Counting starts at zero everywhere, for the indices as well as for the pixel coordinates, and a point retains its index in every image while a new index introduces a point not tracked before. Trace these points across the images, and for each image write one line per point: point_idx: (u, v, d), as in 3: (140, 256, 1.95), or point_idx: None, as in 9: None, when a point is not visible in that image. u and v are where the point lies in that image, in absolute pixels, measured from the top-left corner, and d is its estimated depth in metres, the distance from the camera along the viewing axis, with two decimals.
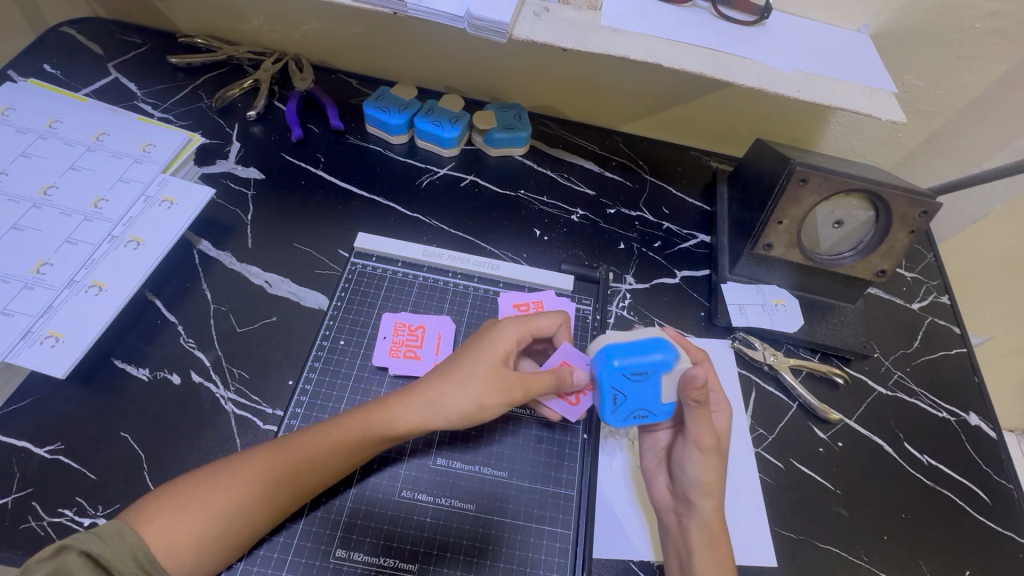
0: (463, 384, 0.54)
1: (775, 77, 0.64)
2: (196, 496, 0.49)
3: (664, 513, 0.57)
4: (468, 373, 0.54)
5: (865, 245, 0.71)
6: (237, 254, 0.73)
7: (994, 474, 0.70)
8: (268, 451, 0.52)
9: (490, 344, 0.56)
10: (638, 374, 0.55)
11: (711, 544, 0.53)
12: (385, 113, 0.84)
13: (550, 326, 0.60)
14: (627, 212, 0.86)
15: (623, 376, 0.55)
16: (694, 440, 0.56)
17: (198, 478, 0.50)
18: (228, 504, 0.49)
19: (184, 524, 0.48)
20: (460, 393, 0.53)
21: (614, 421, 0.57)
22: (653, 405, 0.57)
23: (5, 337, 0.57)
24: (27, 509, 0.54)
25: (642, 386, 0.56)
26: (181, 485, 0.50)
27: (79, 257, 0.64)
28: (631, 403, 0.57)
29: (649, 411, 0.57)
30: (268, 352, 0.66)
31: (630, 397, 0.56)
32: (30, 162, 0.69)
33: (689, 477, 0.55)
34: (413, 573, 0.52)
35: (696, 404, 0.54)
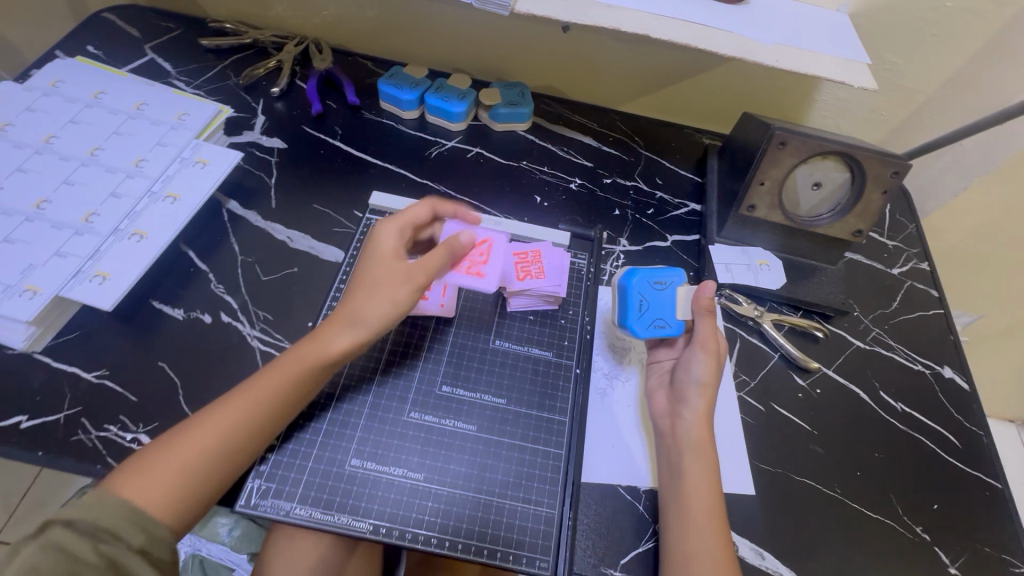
0: (377, 289, 0.59)
1: (756, 48, 0.69)
2: (170, 452, 0.51)
3: (659, 421, 0.64)
4: (374, 278, 0.60)
5: (843, 206, 0.76)
6: (262, 213, 0.80)
7: (965, 422, 0.74)
8: (224, 400, 0.55)
9: (383, 249, 0.63)
10: (659, 283, 0.67)
11: (701, 444, 0.59)
12: (398, 89, 0.91)
13: (422, 216, 0.67)
14: (622, 182, 0.92)
15: (647, 284, 0.67)
16: (701, 343, 0.63)
17: (171, 436, 0.53)
18: (205, 453, 0.52)
19: (164, 479, 0.50)
20: (378, 297, 0.59)
21: (638, 326, 0.66)
22: (670, 316, 0.66)
23: (59, 274, 0.64)
24: (77, 424, 0.60)
25: (662, 295, 0.67)
26: (151, 450, 0.52)
27: (123, 208, 0.71)
28: (654, 310, 0.66)
29: (668, 322, 0.66)
30: (290, 297, 0.72)
31: (653, 304, 0.66)
32: (79, 127, 0.77)
33: (693, 376, 0.62)
34: (420, 481, 0.56)
35: (707, 311, 0.64)
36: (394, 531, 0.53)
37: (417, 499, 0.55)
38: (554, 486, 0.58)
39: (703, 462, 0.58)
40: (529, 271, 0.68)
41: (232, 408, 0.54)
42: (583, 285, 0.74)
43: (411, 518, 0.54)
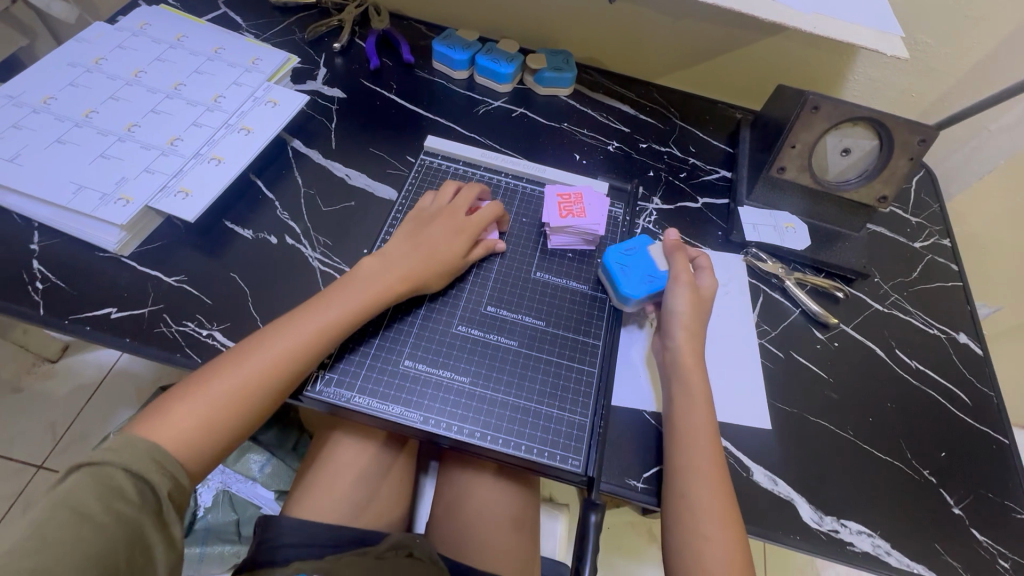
0: (411, 253, 0.67)
1: (796, 16, 0.74)
2: (207, 400, 0.55)
3: (655, 353, 0.69)
4: (410, 247, 0.68)
5: (870, 172, 0.80)
6: (324, 152, 0.86)
7: (977, 383, 0.77)
8: (265, 338, 0.59)
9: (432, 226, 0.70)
10: (628, 250, 0.72)
11: (684, 366, 0.64)
12: (451, 50, 0.97)
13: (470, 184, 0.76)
14: (657, 147, 0.97)
15: (620, 253, 0.72)
16: (675, 278, 0.68)
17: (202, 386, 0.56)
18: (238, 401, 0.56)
19: (193, 429, 0.53)
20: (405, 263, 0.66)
21: (630, 289, 0.68)
22: (654, 270, 0.70)
23: (148, 187, 0.71)
24: (160, 318, 0.67)
25: (638, 257, 0.72)
26: (179, 400, 0.55)
27: (203, 136, 0.78)
28: (638, 271, 0.70)
29: (656, 275, 0.70)
30: (348, 227, 0.78)
31: (634, 268, 0.70)
32: (164, 64, 0.84)
33: (670, 308, 0.67)
34: (466, 382, 0.63)
35: (675, 251, 0.71)
36: (442, 423, 0.60)
37: (463, 398, 0.62)
38: (586, 398, 0.64)
39: (687, 382, 0.63)
40: (572, 211, 0.75)
41: (276, 357, 0.58)
42: (620, 230, 0.81)
43: (457, 413, 0.60)
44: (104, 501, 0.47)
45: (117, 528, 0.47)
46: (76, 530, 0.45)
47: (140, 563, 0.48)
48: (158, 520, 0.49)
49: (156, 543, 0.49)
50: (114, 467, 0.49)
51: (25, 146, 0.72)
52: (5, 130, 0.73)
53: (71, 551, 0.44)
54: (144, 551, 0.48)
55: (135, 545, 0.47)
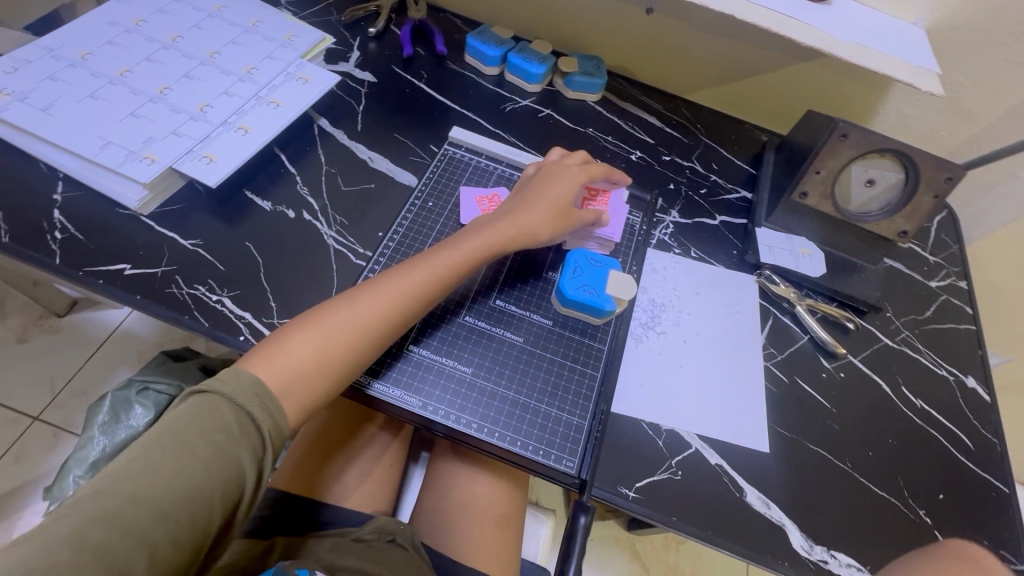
0: (547, 221, 0.69)
1: (832, 43, 0.74)
2: (300, 350, 0.56)
3: None
4: (539, 206, 0.69)
5: (892, 206, 0.79)
6: (349, 133, 0.87)
7: (981, 428, 0.76)
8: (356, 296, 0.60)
9: (554, 187, 0.71)
10: (597, 261, 0.70)
11: None
12: (485, 45, 0.97)
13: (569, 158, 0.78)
14: (680, 161, 0.96)
15: (586, 258, 0.69)
16: None
17: (296, 336, 0.57)
18: (331, 355, 0.57)
19: (291, 373, 0.55)
20: (543, 227, 0.69)
21: (563, 287, 0.67)
22: (600, 287, 0.67)
23: (173, 150, 0.72)
24: (172, 280, 0.68)
25: (599, 270, 0.69)
26: (269, 350, 0.56)
27: (232, 105, 0.78)
28: (586, 279, 0.68)
29: (596, 292, 0.67)
30: (365, 209, 0.79)
31: (586, 275, 0.68)
32: (202, 32, 0.85)
33: None
34: (468, 374, 0.63)
35: None
36: (440, 411, 0.60)
37: (465, 388, 0.62)
38: (587, 401, 0.64)
39: None
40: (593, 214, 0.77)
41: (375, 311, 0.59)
42: (635, 239, 0.81)
43: (456, 402, 0.60)
44: (209, 432, 0.49)
45: (217, 460, 0.48)
46: (175, 458, 0.47)
47: (235, 494, 0.49)
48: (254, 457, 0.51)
49: (252, 480, 0.50)
50: (220, 398, 0.51)
51: (57, 98, 0.73)
52: (40, 80, 0.74)
53: (174, 477, 0.46)
54: (237, 484, 0.49)
55: (228, 478, 0.48)
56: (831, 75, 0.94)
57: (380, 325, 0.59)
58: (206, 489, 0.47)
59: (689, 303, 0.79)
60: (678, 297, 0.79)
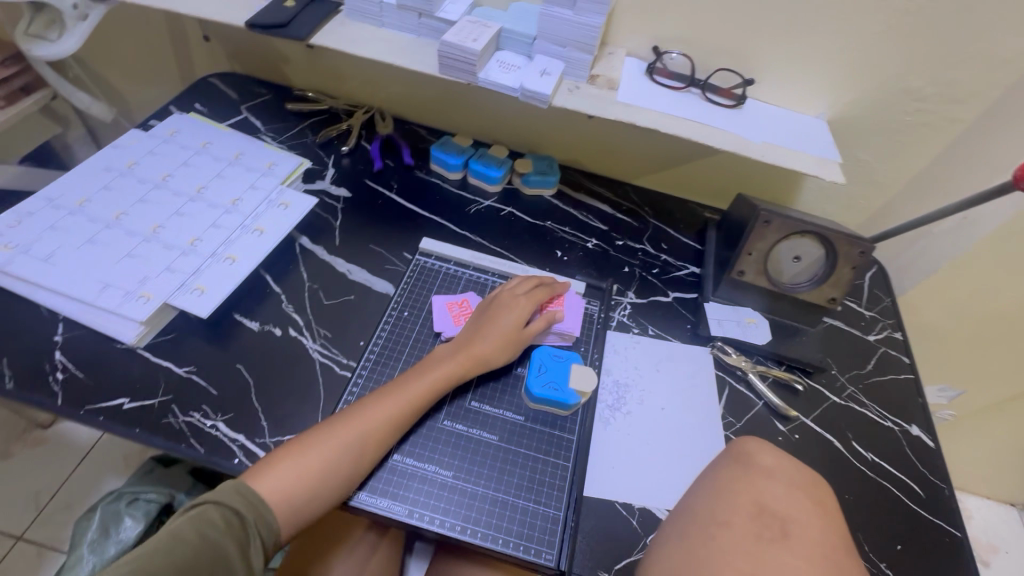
0: (503, 343, 0.77)
1: (745, 145, 0.86)
2: (286, 472, 0.62)
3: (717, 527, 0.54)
4: (497, 329, 0.78)
5: (819, 276, 0.89)
6: (328, 248, 0.95)
7: (929, 474, 0.83)
8: (341, 420, 0.66)
9: (515, 311, 0.80)
10: (558, 357, 0.78)
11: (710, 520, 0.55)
12: (448, 155, 1.08)
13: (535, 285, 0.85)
14: (632, 244, 1.06)
15: (547, 355, 0.78)
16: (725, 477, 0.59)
17: (280, 458, 0.63)
18: (315, 474, 0.62)
19: (289, 499, 0.61)
20: (500, 346, 0.77)
21: (530, 385, 0.75)
22: (561, 383, 0.75)
23: (167, 285, 0.79)
24: (168, 409, 0.72)
25: (559, 366, 0.77)
26: (255, 472, 0.62)
27: (220, 236, 0.86)
28: (549, 375, 0.76)
29: (559, 387, 0.75)
30: (346, 320, 0.85)
31: (549, 372, 0.76)
32: (190, 169, 0.94)
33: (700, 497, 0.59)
34: (450, 477, 0.68)
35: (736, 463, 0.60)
36: (426, 516, 0.65)
37: (447, 493, 0.67)
38: (561, 492, 0.69)
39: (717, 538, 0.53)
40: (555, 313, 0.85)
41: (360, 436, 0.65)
42: (595, 327, 0.89)
43: (440, 507, 0.65)
44: (196, 525, 0.56)
45: (204, 549, 0.55)
46: (169, 544, 0.54)
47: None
48: (241, 549, 0.57)
49: (237, 567, 0.56)
50: (210, 502, 0.58)
51: (58, 247, 0.80)
52: (43, 232, 0.81)
53: (166, 560, 0.53)
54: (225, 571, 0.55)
55: (215, 564, 0.55)
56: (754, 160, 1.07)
57: (365, 449, 0.65)
58: (193, 573, 0.54)
59: (651, 380, 0.86)
60: (640, 376, 0.86)
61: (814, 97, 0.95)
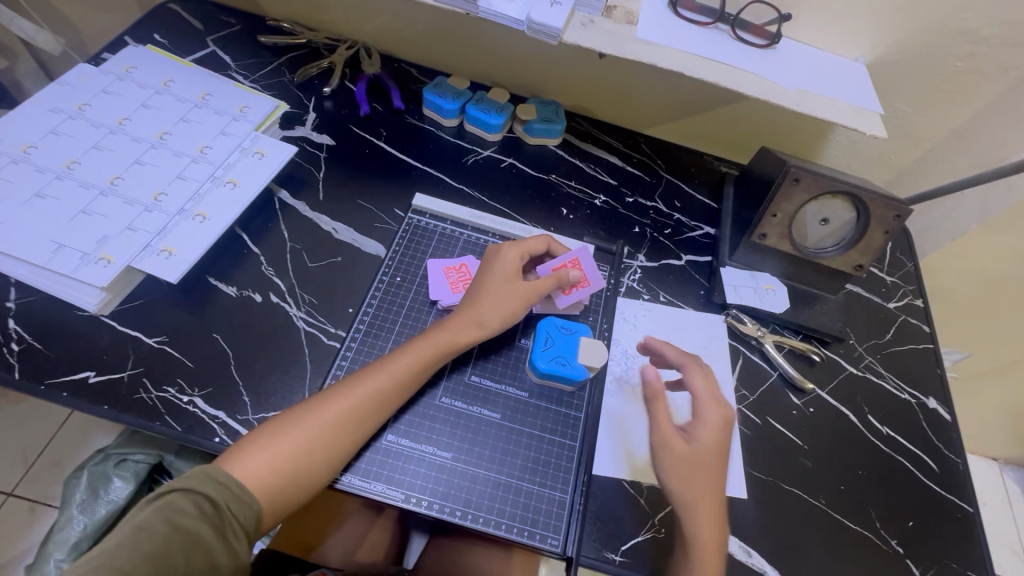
0: (497, 300, 0.69)
1: (779, 91, 0.76)
2: (267, 453, 0.57)
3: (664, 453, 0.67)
4: (496, 292, 0.70)
5: (847, 241, 0.82)
6: (311, 204, 0.86)
7: (944, 448, 0.80)
8: (325, 398, 0.61)
9: (509, 270, 0.71)
10: (565, 329, 0.72)
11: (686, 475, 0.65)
12: (442, 99, 0.97)
13: (538, 244, 0.76)
14: (643, 201, 0.98)
15: (555, 328, 0.72)
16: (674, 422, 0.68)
17: (258, 438, 0.58)
18: (300, 457, 0.57)
19: (272, 485, 0.56)
20: (493, 305, 0.69)
21: (538, 362, 0.69)
22: (571, 358, 0.70)
23: (129, 247, 0.70)
24: (139, 384, 0.66)
25: (568, 339, 0.71)
26: (232, 454, 0.57)
27: (188, 191, 0.77)
28: (558, 350, 0.70)
29: (569, 364, 0.69)
30: (333, 285, 0.78)
31: (558, 347, 0.70)
32: (150, 111, 0.83)
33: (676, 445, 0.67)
34: (449, 459, 0.64)
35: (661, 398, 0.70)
36: (424, 501, 0.61)
37: (446, 475, 0.63)
38: (568, 473, 0.66)
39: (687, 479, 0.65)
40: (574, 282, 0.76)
41: (345, 415, 0.60)
42: (604, 294, 0.83)
43: (439, 491, 0.62)
44: (164, 514, 0.51)
45: (175, 536, 0.50)
46: (134, 537, 0.49)
47: (203, 567, 0.51)
48: (219, 534, 0.53)
49: (217, 551, 0.52)
50: (177, 491, 0.53)
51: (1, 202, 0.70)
52: None
53: (132, 555, 0.48)
54: (205, 557, 0.51)
55: (191, 552, 0.51)
56: (780, 110, 0.97)
57: (352, 429, 0.60)
58: (167, 563, 0.49)
59: None
60: None
61: (857, 37, 0.84)
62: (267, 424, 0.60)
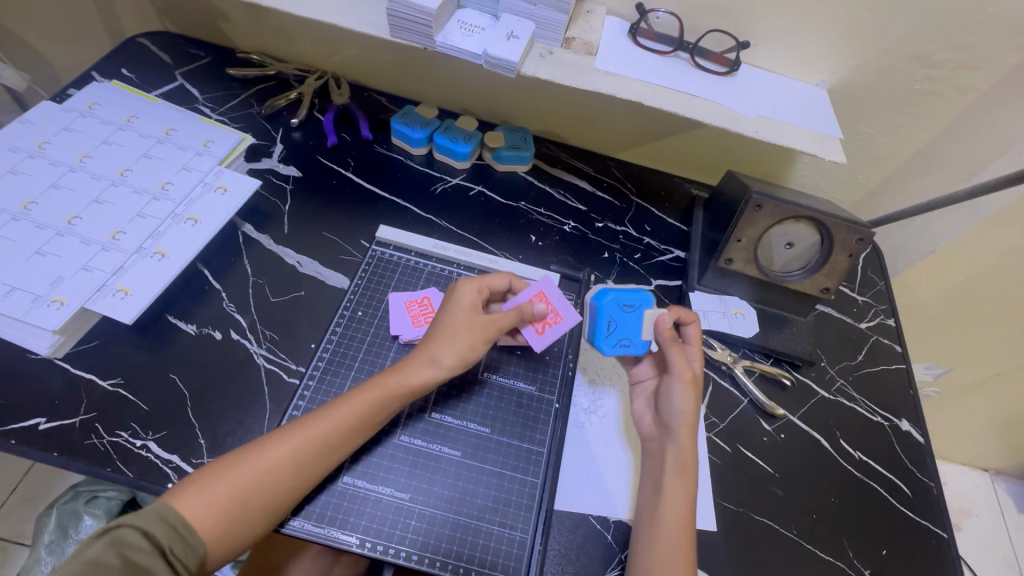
0: (454, 338, 0.67)
1: (738, 119, 0.77)
2: (218, 489, 0.55)
3: (648, 440, 0.70)
4: (454, 330, 0.67)
5: (812, 265, 0.82)
6: (275, 237, 0.85)
7: (918, 472, 0.79)
8: (281, 434, 0.60)
9: (468, 307, 0.69)
10: (629, 305, 0.74)
11: (680, 469, 0.65)
12: (409, 128, 0.97)
13: (501, 280, 0.74)
14: (613, 226, 0.98)
15: (619, 306, 0.74)
16: (678, 375, 0.69)
17: (210, 474, 0.57)
18: (251, 497, 0.56)
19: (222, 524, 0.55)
20: (450, 342, 0.67)
21: (606, 346, 0.73)
22: (636, 336, 0.73)
23: (84, 288, 0.69)
24: (91, 429, 0.65)
25: (629, 315, 0.74)
26: (181, 489, 0.55)
27: (147, 228, 0.76)
28: (620, 330, 0.73)
29: (633, 342, 0.74)
30: (296, 320, 0.77)
31: (621, 326, 0.73)
32: (111, 148, 0.83)
33: (675, 406, 0.68)
34: (406, 499, 0.63)
35: (671, 339, 0.72)
36: (377, 545, 0.60)
37: (402, 517, 0.62)
38: (527, 512, 0.64)
39: (683, 481, 0.64)
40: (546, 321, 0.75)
41: (301, 451, 0.59)
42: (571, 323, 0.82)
43: (394, 534, 0.61)
44: (114, 550, 0.49)
45: (128, 573, 0.48)
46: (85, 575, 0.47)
47: None
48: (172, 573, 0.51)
49: None
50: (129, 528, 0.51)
51: None
52: None
53: None
54: None
55: None
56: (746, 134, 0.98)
57: (307, 466, 0.59)
58: None
59: None
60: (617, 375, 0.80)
61: (815, 63, 0.85)
62: (220, 459, 0.58)
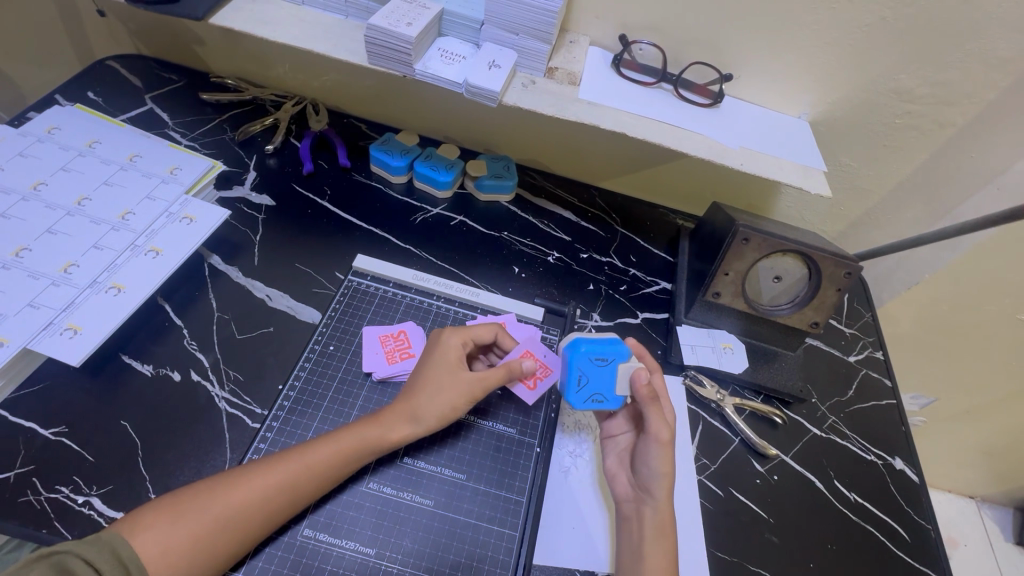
0: (436, 393, 0.63)
1: (723, 152, 0.75)
2: (171, 529, 0.51)
3: (623, 503, 0.64)
4: (434, 381, 0.64)
5: (801, 299, 0.81)
6: (244, 270, 0.81)
7: (914, 514, 0.76)
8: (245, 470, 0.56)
9: (449, 356, 0.65)
10: (600, 360, 0.67)
11: (658, 534, 0.60)
12: (388, 156, 0.95)
13: (487, 332, 0.70)
14: (597, 257, 0.96)
15: (589, 360, 0.67)
16: (655, 436, 0.63)
17: (164, 511, 0.53)
18: (201, 548, 0.51)
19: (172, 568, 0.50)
20: (430, 397, 0.63)
21: (576, 401, 0.68)
22: (608, 392, 0.68)
23: (29, 326, 0.64)
24: (27, 484, 0.59)
25: (602, 370, 0.67)
26: (134, 526, 0.51)
27: (103, 261, 0.71)
28: (592, 384, 0.68)
29: (606, 397, 0.68)
30: (262, 358, 0.72)
31: (592, 380, 0.68)
32: (69, 175, 0.78)
33: (651, 469, 0.63)
34: (371, 555, 0.58)
35: (650, 400, 0.65)
36: None
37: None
38: (504, 569, 0.60)
39: (662, 548, 0.59)
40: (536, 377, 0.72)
41: (262, 490, 0.55)
42: None
43: None
44: None
45: None
46: None
47: None
48: None
49: None
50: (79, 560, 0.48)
51: None
52: None
53: None
54: None
55: None
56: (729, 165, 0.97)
57: (267, 510, 0.55)
58: None
59: None
60: None
61: (798, 96, 0.86)
62: (183, 490, 0.55)
